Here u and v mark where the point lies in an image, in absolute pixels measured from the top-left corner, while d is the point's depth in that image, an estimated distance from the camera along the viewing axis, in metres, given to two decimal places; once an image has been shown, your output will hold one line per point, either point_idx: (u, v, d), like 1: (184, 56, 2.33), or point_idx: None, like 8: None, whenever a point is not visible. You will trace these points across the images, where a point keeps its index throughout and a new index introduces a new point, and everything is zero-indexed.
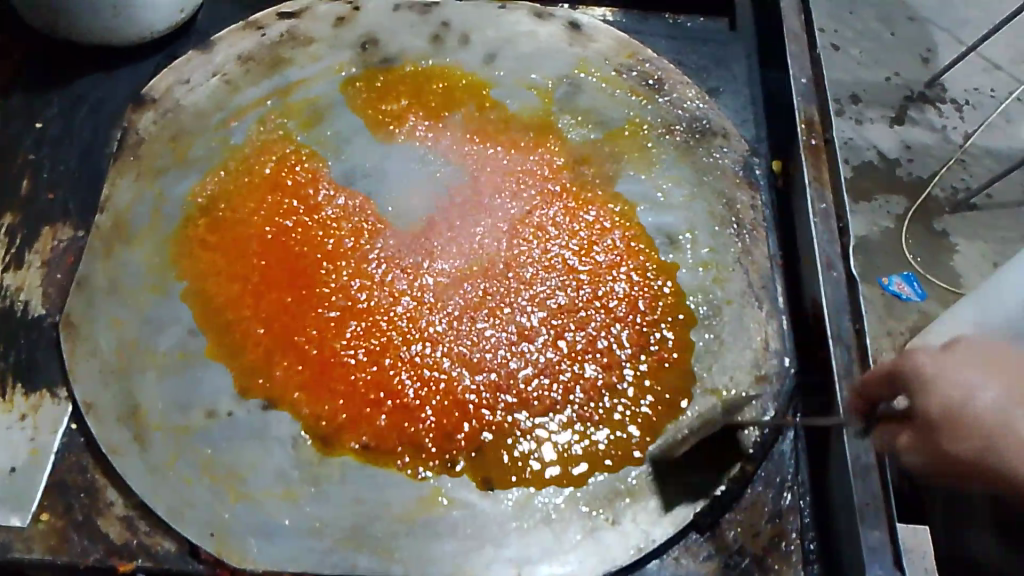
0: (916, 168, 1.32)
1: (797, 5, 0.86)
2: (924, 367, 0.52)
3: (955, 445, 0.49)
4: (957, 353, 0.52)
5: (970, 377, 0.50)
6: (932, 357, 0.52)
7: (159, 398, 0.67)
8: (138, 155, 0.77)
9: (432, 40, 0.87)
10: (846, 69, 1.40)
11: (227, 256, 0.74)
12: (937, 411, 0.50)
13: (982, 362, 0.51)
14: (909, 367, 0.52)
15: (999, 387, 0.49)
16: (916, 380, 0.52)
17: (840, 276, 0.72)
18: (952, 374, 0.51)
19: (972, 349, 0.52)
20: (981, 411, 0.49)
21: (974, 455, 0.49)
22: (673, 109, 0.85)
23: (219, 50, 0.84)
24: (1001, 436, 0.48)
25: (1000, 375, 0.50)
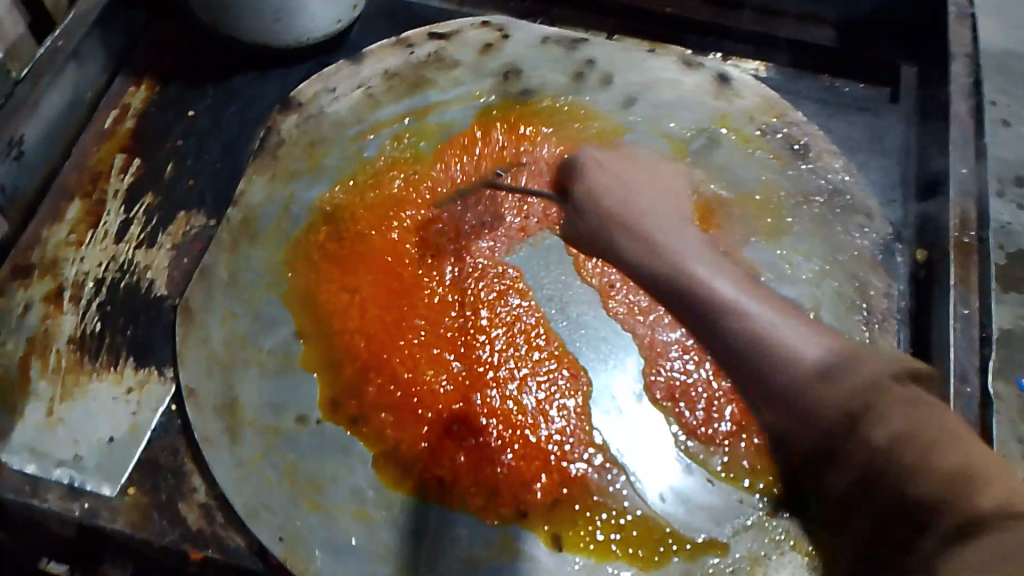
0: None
1: (968, 87, 0.80)
2: (628, 195, 0.75)
3: (591, 220, 0.76)
4: (627, 178, 0.77)
5: (645, 221, 0.74)
6: (594, 159, 0.79)
7: (257, 396, 0.69)
8: (275, 157, 0.79)
9: (574, 77, 0.86)
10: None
11: (337, 265, 0.75)
12: (593, 206, 0.76)
13: (658, 202, 0.76)
14: (598, 188, 0.76)
15: (631, 192, 0.76)
16: (603, 203, 0.75)
17: (973, 392, 0.66)
18: (608, 180, 0.77)
19: (629, 160, 0.80)
20: (609, 208, 0.75)
21: (597, 224, 0.75)
22: (814, 178, 0.81)
23: (367, 64, 0.85)
24: (613, 225, 0.74)
25: (670, 225, 0.73)
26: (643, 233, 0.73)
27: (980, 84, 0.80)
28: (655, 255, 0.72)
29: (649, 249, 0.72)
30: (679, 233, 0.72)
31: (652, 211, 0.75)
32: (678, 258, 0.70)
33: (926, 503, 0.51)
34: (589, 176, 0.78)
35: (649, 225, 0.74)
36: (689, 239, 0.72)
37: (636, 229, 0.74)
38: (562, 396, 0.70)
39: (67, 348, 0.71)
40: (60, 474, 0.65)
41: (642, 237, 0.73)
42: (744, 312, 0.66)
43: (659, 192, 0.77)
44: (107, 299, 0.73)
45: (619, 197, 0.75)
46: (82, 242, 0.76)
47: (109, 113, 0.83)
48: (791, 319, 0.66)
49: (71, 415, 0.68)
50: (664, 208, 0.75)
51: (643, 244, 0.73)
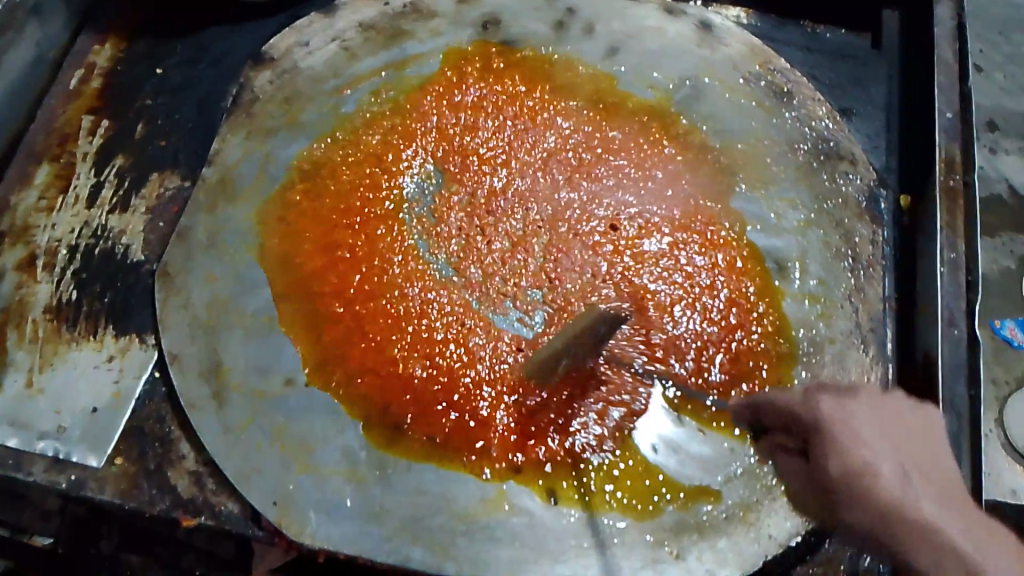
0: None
1: (951, 33, 0.79)
2: (859, 433, 0.48)
3: (833, 466, 0.47)
4: (871, 414, 0.49)
5: (887, 482, 0.45)
6: (835, 405, 0.49)
7: (242, 358, 0.67)
8: (250, 115, 0.77)
9: (556, 26, 0.85)
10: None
11: (317, 224, 0.73)
12: (837, 469, 0.47)
13: (881, 432, 0.48)
14: (836, 425, 0.48)
15: (880, 447, 0.47)
16: (831, 442, 0.48)
17: (961, 335, 0.67)
18: (850, 416, 0.49)
19: (886, 397, 0.50)
20: (870, 480, 0.46)
21: (842, 488, 0.47)
22: (799, 126, 0.81)
23: (342, 16, 0.83)
24: (874, 491, 0.45)
25: (918, 475, 0.45)
26: (909, 508, 0.44)
27: (964, 26, 0.79)
28: (943, 556, 0.42)
29: (941, 547, 0.42)
30: (958, 507, 0.44)
31: (888, 452, 0.47)
32: (960, 541, 0.42)
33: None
34: (826, 413, 0.49)
35: (887, 477, 0.45)
36: (977, 518, 0.44)
37: (904, 507, 0.44)
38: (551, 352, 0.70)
39: (43, 317, 0.69)
40: (44, 447, 0.64)
41: (913, 523, 0.43)
42: None
43: (898, 421, 0.49)
44: (82, 266, 0.71)
45: (857, 443, 0.47)
46: (54, 208, 0.74)
47: (74, 73, 0.80)
48: None
49: (52, 384, 0.66)
50: (929, 452, 0.47)
51: (933, 544, 0.42)
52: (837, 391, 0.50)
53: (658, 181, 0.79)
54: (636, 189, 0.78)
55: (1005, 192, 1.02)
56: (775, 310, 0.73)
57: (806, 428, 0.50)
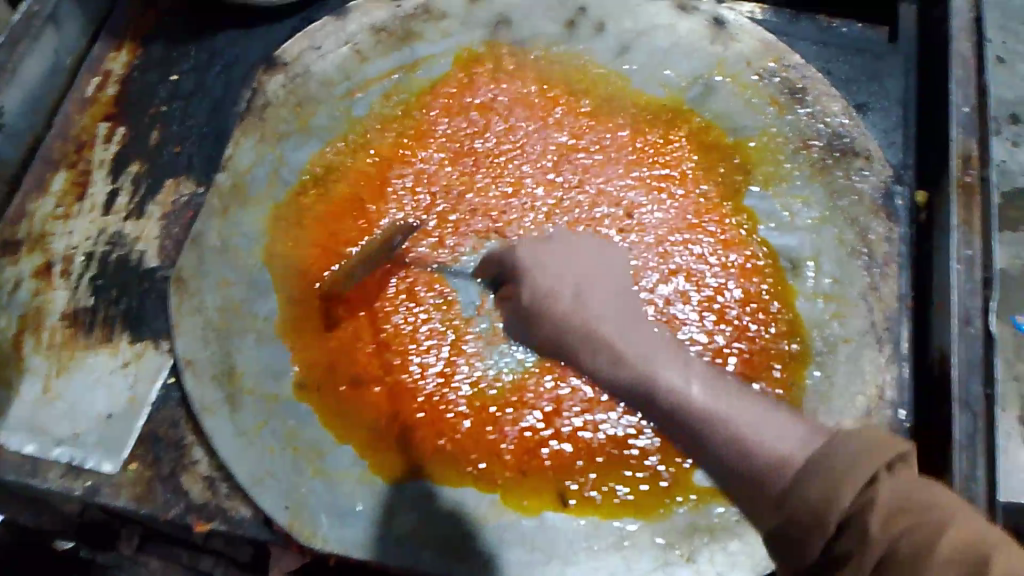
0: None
1: (970, 27, 0.78)
2: (548, 270, 0.50)
3: (542, 313, 0.49)
4: (575, 268, 0.50)
5: (602, 325, 0.46)
6: (534, 249, 0.52)
7: (256, 362, 0.68)
8: (262, 118, 0.77)
9: (567, 26, 0.84)
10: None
11: (329, 228, 0.74)
12: (529, 297, 0.49)
13: (592, 285, 0.49)
14: (547, 289, 0.49)
15: (578, 287, 0.49)
16: (527, 279, 0.50)
17: (977, 333, 0.65)
18: (545, 265, 0.50)
19: (583, 241, 0.52)
20: (559, 308, 0.48)
21: (551, 326, 0.48)
22: (812, 122, 0.80)
23: (352, 19, 0.82)
24: (571, 319, 0.47)
25: (625, 320, 0.47)
26: (594, 326, 0.46)
27: (982, 18, 0.78)
28: (617, 358, 0.45)
29: (610, 350, 0.45)
30: (641, 327, 0.47)
31: (580, 285, 0.49)
32: (643, 355, 0.45)
33: (752, 494, 0.40)
34: (534, 278, 0.50)
35: (599, 319, 0.47)
36: (658, 331, 0.47)
37: (591, 325, 0.47)
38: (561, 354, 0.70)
39: (60, 324, 0.70)
40: (59, 453, 0.65)
41: (594, 336, 0.46)
42: (714, 411, 0.42)
43: (598, 272, 0.50)
44: (98, 274, 0.72)
45: (570, 294, 0.48)
46: (71, 215, 0.75)
47: (91, 80, 0.81)
48: (720, 382, 0.44)
49: (70, 389, 0.67)
50: (622, 288, 0.49)
51: (605, 347, 0.46)
52: (535, 248, 0.52)
53: (670, 180, 0.79)
54: (649, 189, 0.78)
55: None
56: (789, 310, 0.72)
57: (523, 294, 0.50)
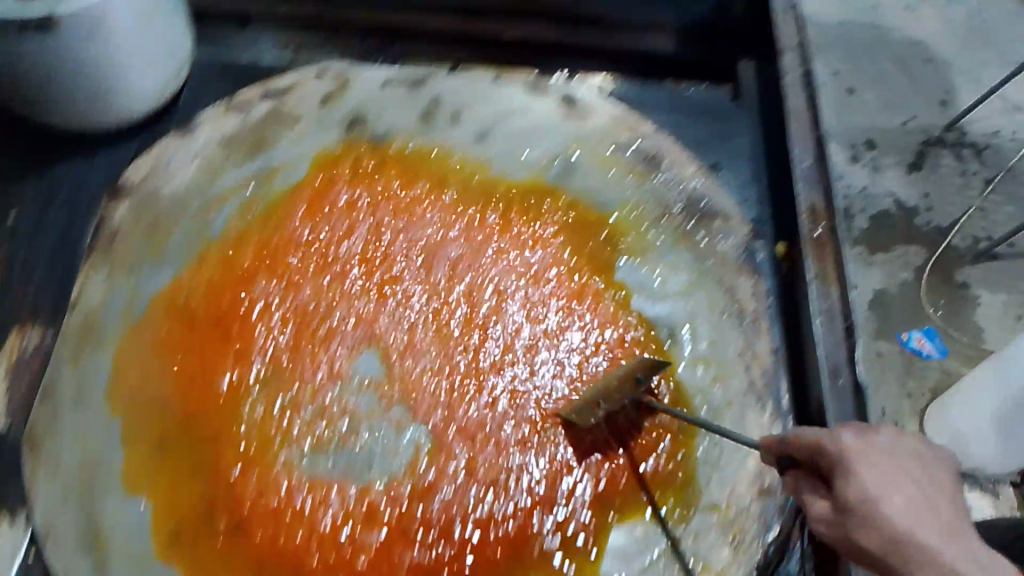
0: (937, 217, 1.19)
1: (800, 82, 0.81)
2: (875, 475, 0.49)
3: (857, 512, 0.49)
4: (903, 477, 0.50)
5: (947, 555, 0.46)
6: (860, 443, 0.51)
7: (124, 516, 0.64)
8: (112, 248, 0.74)
9: (421, 118, 0.84)
10: (860, 112, 1.25)
11: (192, 356, 0.71)
12: (857, 499, 0.49)
13: (915, 498, 0.49)
14: (868, 494, 0.49)
15: (888, 491, 0.49)
16: (855, 473, 0.50)
17: (846, 385, 0.67)
18: (871, 468, 0.50)
19: (903, 443, 0.52)
20: (895, 517, 0.48)
21: (872, 529, 0.48)
22: (671, 188, 0.81)
23: (201, 132, 0.80)
24: (889, 524, 0.48)
25: (957, 543, 0.47)
26: (923, 543, 0.47)
27: (811, 74, 0.81)
28: (943, 571, 0.46)
29: (945, 566, 0.46)
30: (948, 537, 0.47)
31: (893, 487, 0.49)
32: (967, 571, 0.45)
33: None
34: (865, 481, 0.49)
35: (928, 538, 0.47)
36: (956, 539, 0.47)
37: (915, 539, 0.47)
38: (454, 455, 0.68)
39: None
40: None
41: (924, 552, 0.47)
42: None
43: (912, 475, 0.50)
44: None
45: (897, 507, 0.48)
46: None
47: None
48: None
49: None
50: (929, 488, 0.49)
51: (935, 564, 0.46)
52: (863, 443, 0.51)
53: (542, 260, 0.78)
54: (521, 273, 0.78)
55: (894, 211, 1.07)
56: (672, 382, 0.72)
57: (840, 496, 0.50)
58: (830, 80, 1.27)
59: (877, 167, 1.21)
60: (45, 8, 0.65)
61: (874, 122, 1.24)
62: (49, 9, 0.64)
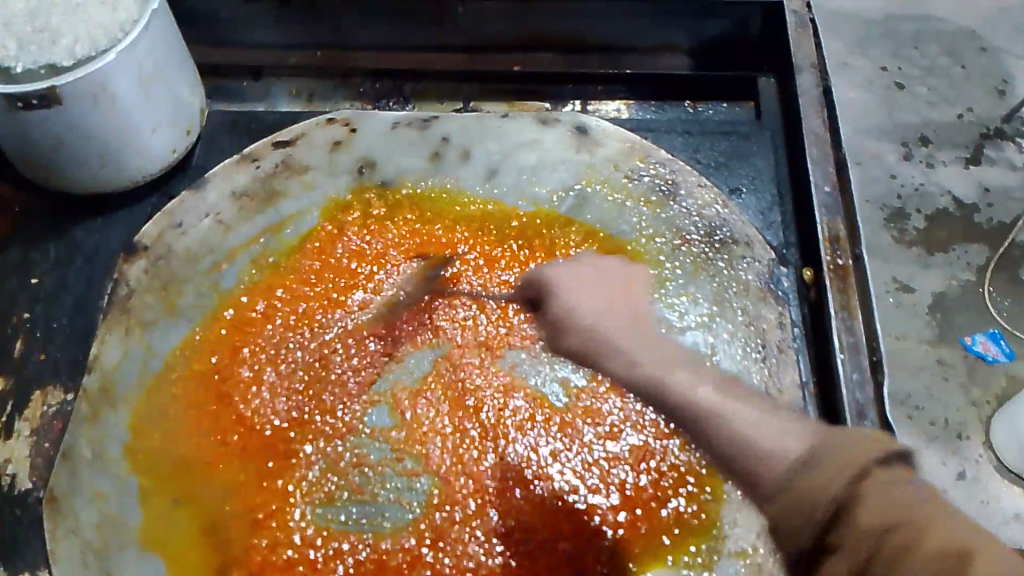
0: (998, 214, 1.12)
1: (818, 102, 0.78)
2: (575, 291, 0.58)
3: (571, 337, 0.57)
4: (594, 287, 0.58)
5: (622, 343, 0.54)
6: (562, 270, 0.61)
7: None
8: (127, 310, 0.74)
9: (431, 158, 0.83)
10: (910, 108, 1.19)
11: (205, 413, 0.71)
12: (559, 315, 0.57)
13: (608, 305, 0.57)
14: (571, 306, 0.57)
15: (590, 302, 0.57)
16: (554, 296, 0.59)
17: (873, 426, 0.63)
18: (569, 290, 0.58)
19: (610, 271, 0.61)
20: (586, 322, 0.56)
21: (579, 343, 0.56)
22: (687, 216, 0.79)
23: (212, 188, 0.80)
24: (597, 332, 0.55)
25: (638, 328, 0.56)
26: (610, 337, 0.55)
27: (830, 92, 0.78)
28: (635, 367, 0.54)
29: (626, 358, 0.54)
30: (642, 335, 0.56)
31: (594, 297, 0.57)
32: (652, 364, 0.53)
33: (729, 463, 0.48)
34: (562, 297, 0.58)
35: (612, 328, 0.55)
36: (655, 338, 0.56)
37: (607, 336, 0.55)
38: (467, 504, 0.66)
39: None
40: None
41: (611, 346, 0.55)
42: (724, 421, 0.49)
43: (612, 294, 0.58)
44: None
45: (592, 316, 0.56)
46: None
47: None
48: (694, 374, 0.53)
49: None
50: (632, 298, 0.59)
51: (618, 354, 0.54)
52: (563, 269, 0.61)
53: None
54: None
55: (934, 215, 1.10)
56: None
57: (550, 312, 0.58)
58: (877, 75, 1.22)
59: (931, 164, 1.15)
60: (47, 82, 0.67)
61: (925, 116, 1.19)
62: (51, 83, 0.67)
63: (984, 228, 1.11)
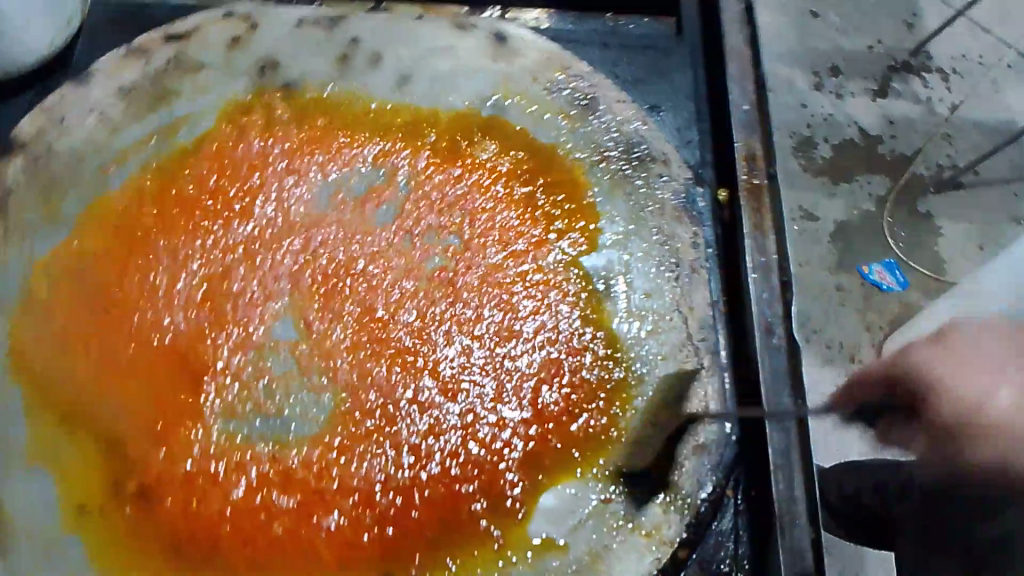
0: (901, 146, 1.17)
1: (741, 16, 0.77)
2: (942, 378, 0.55)
3: (971, 447, 0.53)
4: (970, 370, 0.54)
5: None
6: (932, 353, 0.56)
7: (27, 494, 0.60)
8: (4, 214, 0.68)
9: (339, 61, 0.78)
10: (821, 37, 1.22)
11: (95, 325, 0.67)
12: (947, 411, 0.54)
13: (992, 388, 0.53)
14: (963, 402, 0.53)
15: (994, 389, 0.53)
16: (925, 382, 0.56)
17: (780, 343, 0.65)
18: (948, 371, 0.55)
19: (979, 330, 0.56)
20: (986, 417, 0.53)
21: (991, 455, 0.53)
22: (605, 132, 0.77)
23: (97, 84, 0.74)
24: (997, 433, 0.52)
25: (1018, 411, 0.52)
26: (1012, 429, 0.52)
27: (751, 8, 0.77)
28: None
29: None
30: None
31: (988, 385, 0.53)
32: None
33: None
34: (948, 386, 0.54)
35: (963, 412, 0.53)
36: None
37: (997, 423, 0.52)
38: (373, 420, 0.65)
39: None
40: None
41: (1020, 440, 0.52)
42: None
43: (999, 368, 0.54)
44: None
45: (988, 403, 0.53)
46: None
47: None
48: None
49: None
50: None
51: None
52: (935, 354, 0.56)
53: (479, 210, 0.74)
54: (447, 226, 0.73)
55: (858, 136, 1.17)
56: (604, 333, 0.69)
57: (930, 411, 0.55)
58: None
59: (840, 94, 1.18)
60: None
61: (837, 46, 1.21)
62: None
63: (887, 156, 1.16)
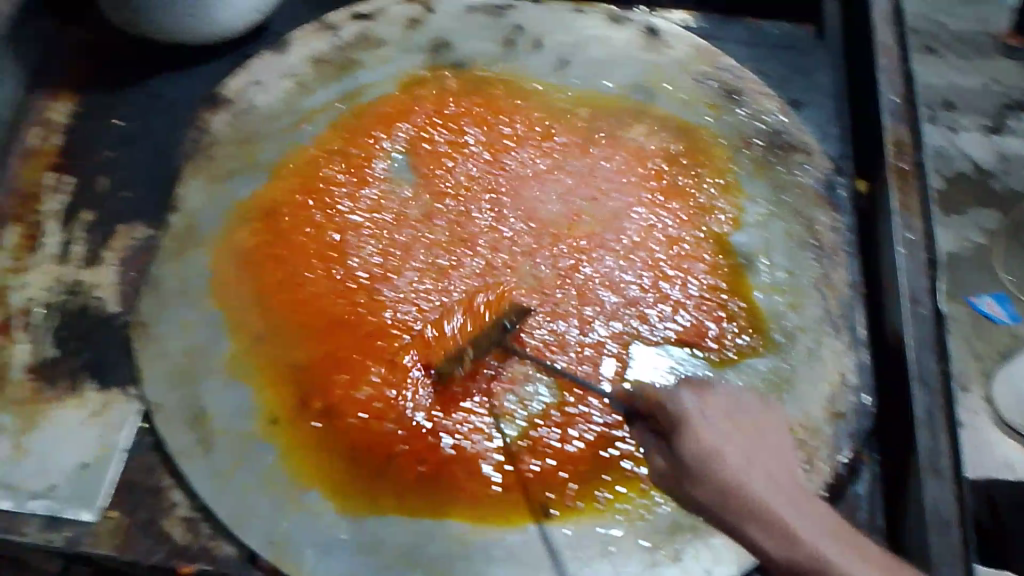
0: (1013, 181, 1.03)
1: (890, 18, 0.82)
2: (720, 433, 0.51)
3: (705, 493, 0.50)
4: (733, 432, 0.51)
5: (752, 480, 0.49)
6: (697, 399, 0.52)
7: (223, 402, 0.67)
8: (209, 158, 0.77)
9: (505, 44, 0.85)
10: (934, 72, 1.10)
11: (282, 258, 0.74)
12: (692, 454, 0.50)
13: (762, 465, 0.50)
14: (722, 462, 0.50)
15: (742, 449, 0.50)
16: (693, 439, 0.51)
17: (927, 312, 0.69)
18: (717, 424, 0.51)
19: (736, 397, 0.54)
20: (716, 457, 0.50)
21: (722, 505, 0.49)
22: (751, 121, 0.82)
23: (294, 51, 0.83)
24: (761, 509, 0.48)
25: (781, 490, 0.49)
26: (752, 494, 0.49)
27: (899, 8, 0.83)
28: (768, 511, 0.48)
29: (757, 504, 0.49)
30: (788, 483, 0.50)
31: (749, 456, 0.50)
32: (792, 516, 0.48)
33: None
34: (692, 421, 0.51)
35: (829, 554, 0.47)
36: (810, 499, 0.50)
37: (748, 494, 0.49)
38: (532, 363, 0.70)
39: (25, 378, 0.69)
40: (35, 506, 0.63)
41: (739, 495, 0.49)
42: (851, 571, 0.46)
43: (763, 444, 0.52)
44: (59, 324, 0.71)
45: (742, 463, 0.50)
46: (24, 268, 0.73)
47: (34, 130, 0.81)
48: (846, 539, 0.48)
49: (36, 445, 0.66)
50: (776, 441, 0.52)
51: (756, 507, 0.48)
52: (699, 396, 0.53)
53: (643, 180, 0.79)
54: (606, 192, 0.79)
55: (973, 170, 1.04)
56: (746, 302, 0.74)
57: (679, 452, 0.51)
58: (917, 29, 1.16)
59: (953, 127, 1.06)
60: None
61: (950, 82, 1.09)
62: None
63: (999, 191, 1.02)
